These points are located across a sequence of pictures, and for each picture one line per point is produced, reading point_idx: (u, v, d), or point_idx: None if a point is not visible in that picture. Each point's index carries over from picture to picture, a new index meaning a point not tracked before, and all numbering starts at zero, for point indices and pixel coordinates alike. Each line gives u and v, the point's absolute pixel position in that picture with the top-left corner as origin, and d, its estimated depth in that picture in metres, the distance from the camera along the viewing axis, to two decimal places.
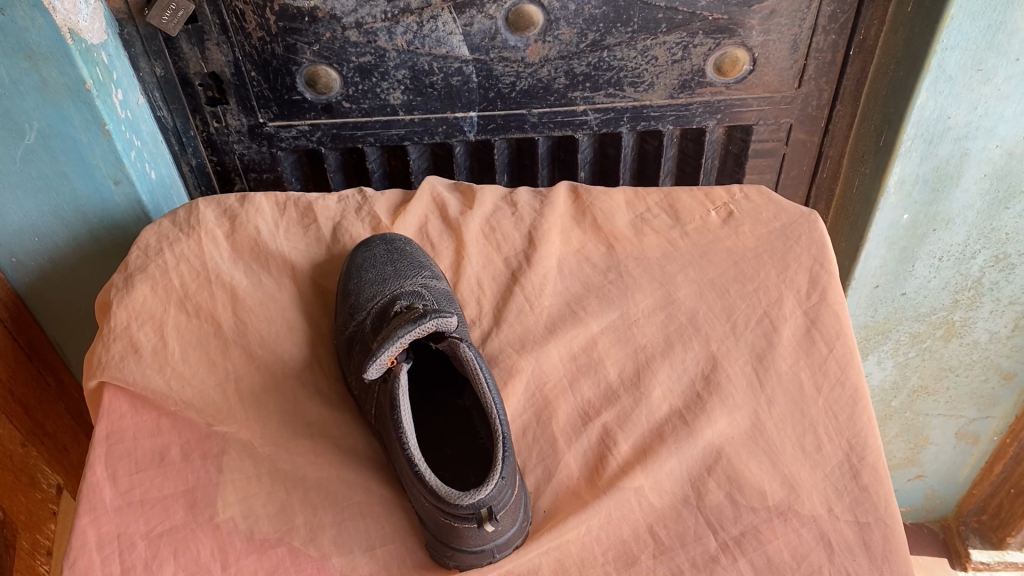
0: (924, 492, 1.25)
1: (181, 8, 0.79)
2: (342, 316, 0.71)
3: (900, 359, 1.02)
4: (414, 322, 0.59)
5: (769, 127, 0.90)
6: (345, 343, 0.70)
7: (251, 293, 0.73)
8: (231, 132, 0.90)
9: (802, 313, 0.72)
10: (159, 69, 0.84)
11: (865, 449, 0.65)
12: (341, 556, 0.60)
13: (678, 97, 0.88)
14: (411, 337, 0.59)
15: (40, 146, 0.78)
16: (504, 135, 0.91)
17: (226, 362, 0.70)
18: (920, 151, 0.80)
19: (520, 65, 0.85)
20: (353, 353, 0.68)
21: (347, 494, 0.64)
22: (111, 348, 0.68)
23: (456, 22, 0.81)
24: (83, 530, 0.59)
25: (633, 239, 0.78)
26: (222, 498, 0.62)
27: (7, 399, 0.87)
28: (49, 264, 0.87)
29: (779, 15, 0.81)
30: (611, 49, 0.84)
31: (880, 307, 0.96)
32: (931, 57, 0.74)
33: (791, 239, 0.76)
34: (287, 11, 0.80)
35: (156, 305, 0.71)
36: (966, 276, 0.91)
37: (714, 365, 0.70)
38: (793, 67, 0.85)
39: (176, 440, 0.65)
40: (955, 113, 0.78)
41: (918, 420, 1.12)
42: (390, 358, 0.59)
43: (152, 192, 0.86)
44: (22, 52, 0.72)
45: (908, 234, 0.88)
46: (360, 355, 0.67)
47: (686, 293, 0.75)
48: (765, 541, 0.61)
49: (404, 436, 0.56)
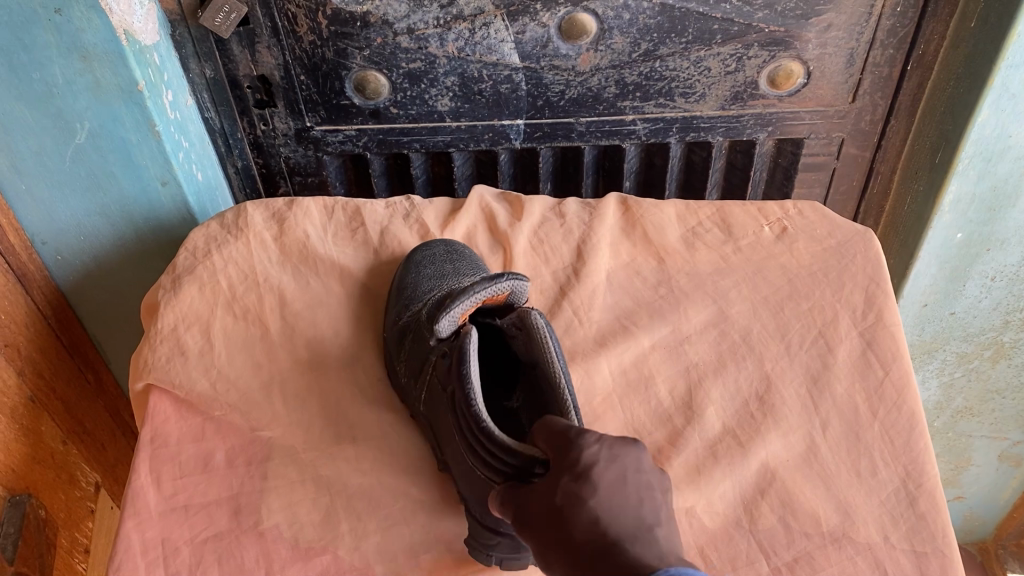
0: (963, 513, 1.23)
1: (235, 10, 0.78)
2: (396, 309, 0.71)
3: (945, 379, 1.01)
4: (491, 279, 0.60)
5: (820, 141, 0.89)
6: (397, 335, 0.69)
7: (298, 296, 0.73)
8: (277, 136, 0.90)
9: (857, 334, 0.71)
10: (208, 71, 0.84)
11: (922, 476, 0.64)
12: (384, 563, 0.60)
13: (729, 108, 0.87)
14: (486, 293, 0.60)
15: (90, 146, 0.78)
16: (550, 144, 0.91)
17: (272, 365, 0.69)
18: (977, 169, 0.79)
19: (571, 74, 0.84)
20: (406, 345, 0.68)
21: (391, 497, 0.63)
22: (158, 349, 0.68)
23: (509, 30, 0.80)
24: (127, 535, 0.59)
25: (684, 254, 0.77)
26: (267, 504, 0.62)
27: (48, 395, 0.87)
28: (93, 262, 0.87)
29: (836, 28, 0.80)
30: (664, 59, 0.82)
31: (927, 325, 0.94)
32: (995, 75, 0.72)
33: (847, 258, 0.75)
34: (339, 15, 0.79)
35: (203, 307, 0.71)
36: (1019, 297, 0.89)
37: (769, 386, 0.69)
38: (848, 81, 0.84)
39: (221, 445, 0.64)
40: (1016, 132, 0.76)
41: (961, 440, 1.09)
42: (462, 313, 0.60)
43: (197, 193, 0.86)
44: (77, 53, 0.71)
45: (960, 254, 0.86)
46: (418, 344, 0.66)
47: (739, 311, 0.73)
48: (819, 568, 0.60)
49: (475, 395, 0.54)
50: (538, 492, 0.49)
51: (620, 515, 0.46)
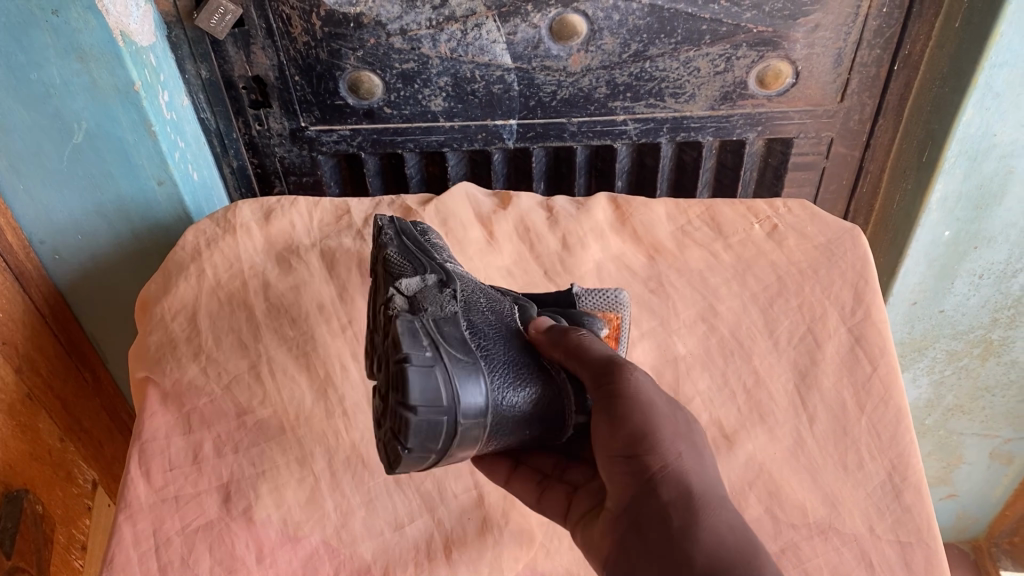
0: (956, 511, 1.24)
1: (230, 12, 0.79)
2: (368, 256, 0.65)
3: (936, 376, 1.01)
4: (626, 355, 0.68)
5: (810, 140, 0.90)
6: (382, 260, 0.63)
7: (281, 279, 0.75)
8: (272, 135, 0.91)
9: (846, 330, 0.72)
10: (204, 72, 0.85)
11: (908, 469, 0.65)
12: (371, 539, 0.63)
13: (719, 108, 0.88)
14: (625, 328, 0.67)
15: (87, 146, 0.79)
16: (543, 144, 0.92)
17: (257, 344, 0.71)
18: (963, 168, 0.80)
19: (562, 74, 0.85)
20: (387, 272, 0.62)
21: (374, 474, 0.66)
22: (150, 338, 0.71)
23: (500, 30, 0.82)
24: (120, 527, 0.61)
25: (676, 252, 0.78)
26: (255, 490, 0.64)
27: (46, 394, 0.88)
28: (91, 261, 0.88)
29: (823, 28, 0.81)
30: (654, 59, 0.83)
31: (917, 323, 0.95)
32: (978, 74, 0.73)
33: (835, 256, 0.75)
34: (332, 16, 0.80)
35: (188, 293, 0.73)
36: (1007, 294, 0.90)
37: (757, 380, 0.70)
38: (836, 81, 0.85)
39: (208, 436, 0.66)
40: (1000, 131, 0.77)
41: (952, 439, 1.11)
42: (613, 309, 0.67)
43: (193, 192, 0.87)
44: (74, 53, 0.72)
45: (949, 252, 0.87)
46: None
47: (729, 307, 0.74)
48: (805, 558, 0.61)
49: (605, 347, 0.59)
50: (666, 407, 0.47)
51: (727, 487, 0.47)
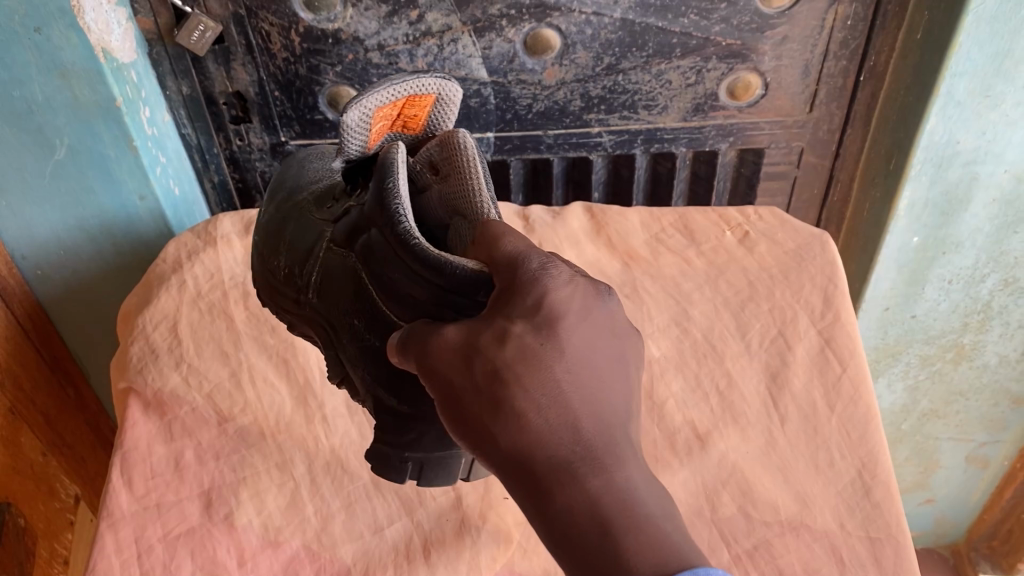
0: (934, 516, 1.25)
1: (210, 29, 0.81)
2: (269, 208, 0.62)
3: (910, 381, 1.03)
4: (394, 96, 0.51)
5: (780, 151, 0.92)
6: (273, 236, 0.60)
7: None
8: (253, 150, 0.92)
9: (816, 333, 0.73)
10: (185, 88, 0.86)
11: (877, 467, 0.66)
12: (351, 543, 0.64)
13: (691, 120, 0.90)
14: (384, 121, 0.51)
15: (69, 161, 0.80)
16: (520, 156, 0.93)
17: (238, 353, 0.73)
18: (929, 175, 0.82)
19: (537, 87, 0.87)
20: (293, 213, 0.59)
21: (354, 478, 0.68)
22: (132, 349, 0.72)
23: (476, 45, 0.83)
24: (102, 535, 0.61)
25: (649, 258, 0.80)
26: (236, 496, 0.65)
27: (28, 409, 0.88)
28: (73, 276, 0.89)
29: (791, 41, 0.83)
30: (626, 73, 0.85)
31: (890, 329, 0.97)
32: (940, 83, 0.76)
33: (805, 261, 0.77)
34: (311, 32, 0.82)
35: (170, 304, 0.75)
36: (975, 298, 0.92)
37: (729, 382, 0.72)
38: (804, 92, 0.87)
39: (190, 444, 0.67)
40: (963, 138, 0.79)
41: (928, 443, 1.12)
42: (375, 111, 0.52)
43: (175, 207, 0.88)
44: (56, 70, 0.74)
45: (918, 257, 0.89)
46: (300, 224, 0.58)
47: (701, 311, 0.76)
48: (777, 555, 0.62)
49: (408, 232, 0.47)
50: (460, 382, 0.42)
51: (606, 392, 0.42)
